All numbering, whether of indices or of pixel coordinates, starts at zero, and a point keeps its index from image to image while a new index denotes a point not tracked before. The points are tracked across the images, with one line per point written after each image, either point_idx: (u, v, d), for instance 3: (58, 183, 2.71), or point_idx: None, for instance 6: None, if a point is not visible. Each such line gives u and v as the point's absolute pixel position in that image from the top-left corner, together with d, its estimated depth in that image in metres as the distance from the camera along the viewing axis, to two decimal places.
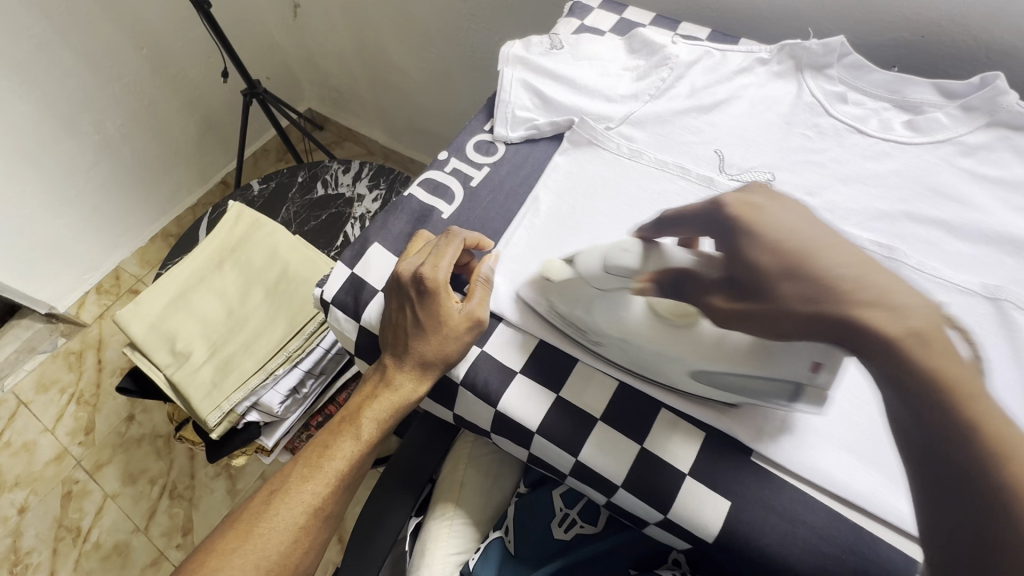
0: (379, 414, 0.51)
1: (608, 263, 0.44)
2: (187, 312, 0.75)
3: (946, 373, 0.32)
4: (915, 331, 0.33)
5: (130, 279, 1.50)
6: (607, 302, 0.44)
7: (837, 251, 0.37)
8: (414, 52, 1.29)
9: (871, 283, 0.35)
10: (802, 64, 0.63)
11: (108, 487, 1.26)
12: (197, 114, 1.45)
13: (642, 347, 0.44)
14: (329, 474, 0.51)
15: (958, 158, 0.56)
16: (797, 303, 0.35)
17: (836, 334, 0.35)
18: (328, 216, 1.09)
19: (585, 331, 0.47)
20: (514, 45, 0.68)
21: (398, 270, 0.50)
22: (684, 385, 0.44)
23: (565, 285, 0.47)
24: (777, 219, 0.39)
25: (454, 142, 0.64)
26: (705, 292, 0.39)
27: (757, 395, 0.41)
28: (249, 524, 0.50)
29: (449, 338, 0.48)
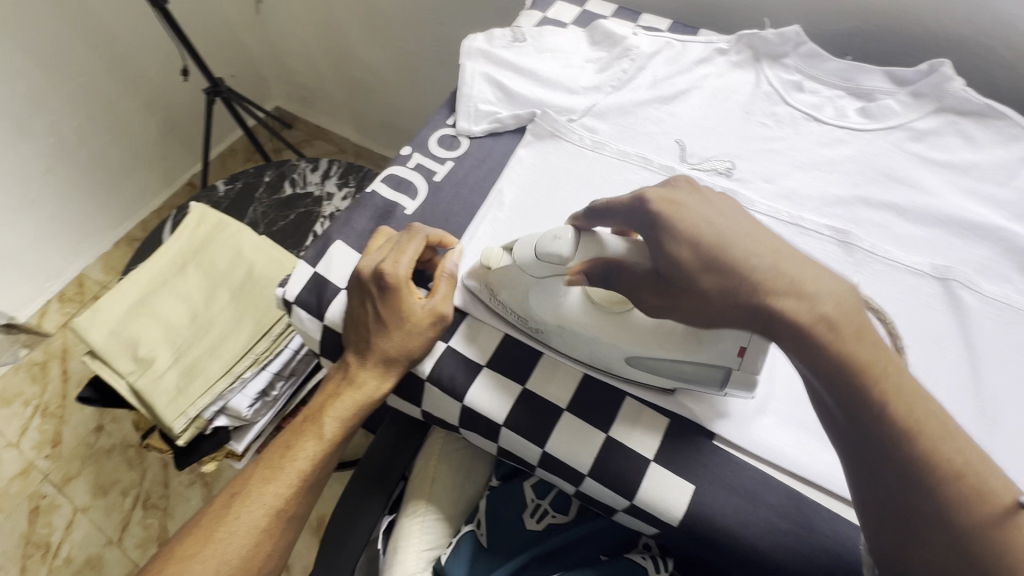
0: (343, 413, 0.51)
1: (540, 250, 0.43)
2: (149, 317, 0.73)
3: (856, 358, 0.32)
4: (827, 317, 0.33)
5: (94, 285, 1.46)
6: (546, 291, 0.46)
7: (749, 238, 0.37)
8: (382, 48, 1.28)
9: (779, 273, 0.35)
10: (759, 53, 0.64)
11: (77, 500, 1.23)
12: (158, 114, 1.41)
13: (579, 334, 0.46)
14: (292, 474, 0.50)
15: (909, 143, 0.58)
16: (715, 294, 0.36)
17: (753, 324, 0.35)
18: (297, 216, 1.07)
19: (524, 319, 0.48)
20: (475, 38, 0.67)
21: (358, 267, 0.49)
22: (620, 369, 0.47)
23: (503, 274, 0.47)
24: (693, 212, 0.39)
25: (417, 137, 0.63)
26: (635, 290, 0.41)
27: (688, 378, 0.44)
28: (209, 529, 0.49)
29: (412, 335, 0.48)
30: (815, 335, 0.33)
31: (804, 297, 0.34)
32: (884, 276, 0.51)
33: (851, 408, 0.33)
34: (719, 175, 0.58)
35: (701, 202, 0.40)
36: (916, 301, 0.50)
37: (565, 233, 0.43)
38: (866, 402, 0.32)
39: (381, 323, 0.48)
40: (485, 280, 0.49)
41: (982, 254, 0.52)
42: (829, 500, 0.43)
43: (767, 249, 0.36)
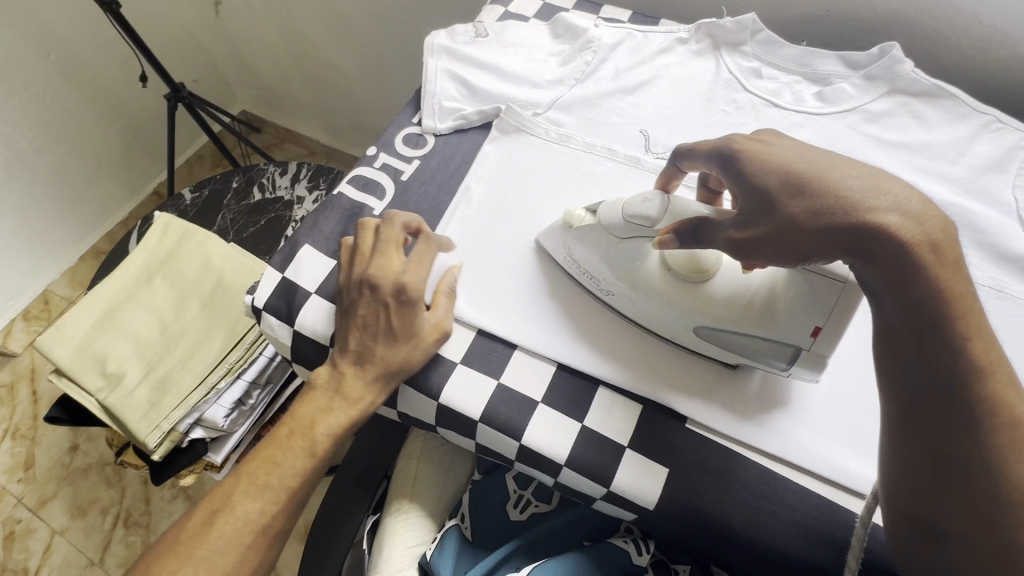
0: (336, 427, 0.49)
1: (629, 212, 0.45)
2: (116, 331, 0.71)
3: (948, 284, 0.33)
4: (931, 240, 0.33)
5: (60, 302, 1.41)
6: (627, 253, 0.47)
7: (846, 165, 0.36)
8: (347, 47, 1.26)
9: (883, 193, 0.34)
10: (718, 42, 0.65)
11: (55, 522, 1.19)
12: (118, 122, 1.37)
13: (651, 301, 0.47)
14: (280, 490, 0.49)
15: (864, 125, 0.60)
16: (805, 219, 0.35)
17: (845, 243, 0.34)
18: (267, 221, 1.05)
19: (596, 282, 0.50)
20: (437, 35, 0.67)
21: (369, 273, 0.48)
22: (687, 338, 0.48)
23: (585, 236, 0.49)
24: (783, 149, 0.39)
25: (383, 136, 0.63)
26: (724, 225, 0.39)
27: (754, 354, 0.45)
28: (190, 546, 0.47)
29: (414, 350, 0.48)
30: (919, 255, 0.32)
31: (909, 218, 0.33)
32: None
33: (922, 330, 0.34)
34: None
35: (789, 142, 0.40)
36: None
37: (654, 197, 0.44)
38: (942, 325, 0.33)
39: (386, 335, 0.48)
40: (564, 240, 0.51)
41: None
42: (796, 474, 0.45)
43: (868, 175, 0.35)
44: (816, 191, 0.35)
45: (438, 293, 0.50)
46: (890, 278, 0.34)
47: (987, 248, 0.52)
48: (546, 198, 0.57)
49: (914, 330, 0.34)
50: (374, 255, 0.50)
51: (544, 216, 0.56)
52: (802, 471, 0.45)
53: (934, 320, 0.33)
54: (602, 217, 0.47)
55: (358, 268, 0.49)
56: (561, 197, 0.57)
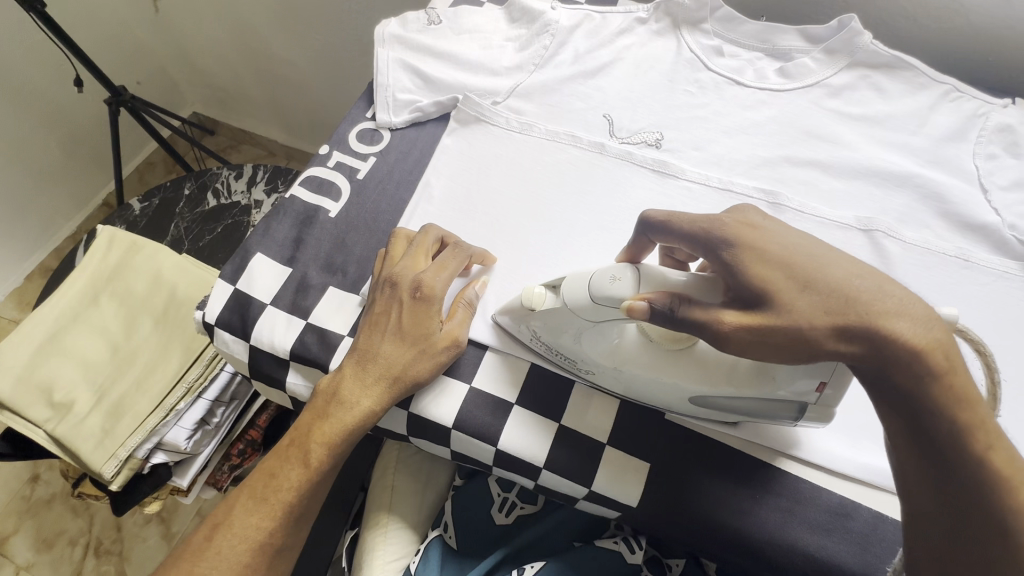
0: (330, 436, 0.45)
1: (597, 293, 0.39)
2: (63, 356, 0.66)
3: (964, 391, 0.31)
4: (943, 347, 0.31)
5: (8, 325, 1.34)
6: (600, 334, 0.42)
7: (844, 258, 0.34)
8: (299, 41, 1.20)
9: (889, 296, 0.32)
10: (678, 20, 0.63)
11: (18, 558, 1.13)
12: (57, 131, 1.29)
13: (638, 376, 0.42)
14: (280, 504, 0.46)
15: (827, 100, 0.59)
16: (816, 316, 0.32)
17: (860, 348, 0.31)
18: (224, 228, 1.00)
19: (572, 361, 0.45)
20: (387, 23, 0.64)
21: (392, 272, 0.47)
22: (680, 407, 0.44)
23: (551, 315, 0.42)
24: (777, 235, 0.35)
25: (336, 133, 0.59)
26: (712, 309, 0.34)
27: (757, 412, 0.41)
28: (190, 563, 0.45)
29: (423, 355, 0.45)
30: (930, 359, 0.30)
31: (918, 321, 0.31)
32: (812, 232, 0.52)
33: (947, 441, 0.32)
34: (649, 146, 0.57)
35: (777, 224, 0.37)
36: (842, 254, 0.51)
37: (624, 273, 0.38)
38: (966, 436, 0.31)
39: (399, 336, 0.45)
40: (525, 319, 0.45)
41: (902, 203, 0.54)
42: (777, 458, 0.44)
43: (865, 269, 0.33)
44: (814, 270, 0.33)
45: (456, 304, 0.48)
46: (911, 391, 0.31)
47: (951, 218, 0.53)
48: (511, 190, 0.55)
49: (941, 442, 0.32)
50: (399, 258, 0.48)
51: (510, 211, 0.54)
52: (783, 456, 0.44)
53: (959, 431, 0.31)
54: (566, 297, 0.41)
55: (386, 268, 0.48)
56: (526, 189, 0.55)
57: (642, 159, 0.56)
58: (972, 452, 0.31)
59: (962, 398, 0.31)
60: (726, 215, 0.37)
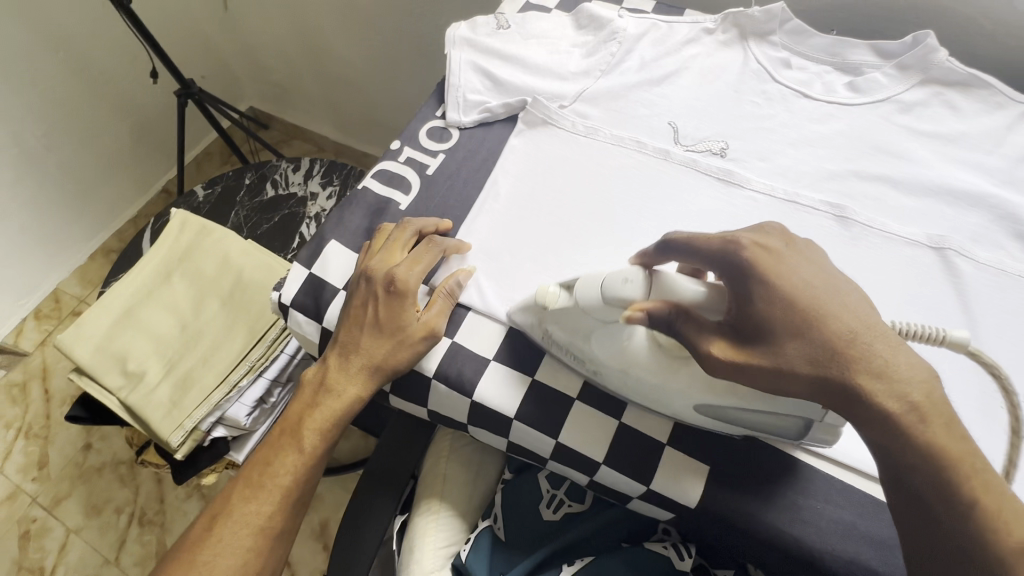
0: (322, 421, 0.49)
1: (609, 294, 0.39)
2: (137, 329, 0.70)
3: (942, 447, 0.33)
4: (920, 410, 0.33)
5: (71, 300, 1.41)
6: (612, 333, 0.42)
7: (844, 307, 0.35)
8: (358, 41, 1.25)
9: (872, 354, 0.33)
10: (746, 32, 0.64)
11: (69, 521, 1.19)
12: (127, 120, 1.36)
13: (644, 381, 0.42)
14: (276, 489, 0.49)
15: (898, 115, 0.59)
16: (804, 365, 0.35)
17: (834, 400, 0.34)
18: (280, 218, 1.04)
19: (581, 358, 0.45)
20: (458, 27, 0.66)
21: (366, 268, 0.49)
22: (686, 414, 0.43)
23: (563, 313, 0.43)
24: (793, 268, 0.36)
25: (407, 129, 0.62)
26: (701, 338, 0.37)
27: (760, 426, 0.42)
28: (193, 551, 0.47)
29: (404, 345, 0.47)
30: (903, 419, 0.33)
31: (902, 380, 0.33)
32: (881, 248, 0.52)
33: (929, 492, 0.34)
34: (713, 155, 0.58)
35: (798, 255, 0.37)
36: (911, 270, 0.51)
37: (636, 275, 0.39)
38: (946, 489, 0.33)
39: (377, 328, 0.48)
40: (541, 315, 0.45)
41: (975, 222, 0.53)
42: (840, 472, 0.44)
43: (864, 326, 0.34)
44: (813, 310, 0.35)
45: (435, 295, 0.49)
46: (881, 443, 0.34)
47: None
48: (575, 192, 0.56)
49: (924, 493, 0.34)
50: (376, 252, 0.50)
51: (573, 213, 0.55)
52: (845, 470, 0.44)
53: (938, 484, 0.33)
54: (578, 295, 0.41)
55: (363, 262, 0.50)
56: (590, 193, 0.56)
57: (707, 167, 0.56)
58: (948, 501, 0.33)
59: (944, 456, 0.33)
60: (741, 237, 0.37)
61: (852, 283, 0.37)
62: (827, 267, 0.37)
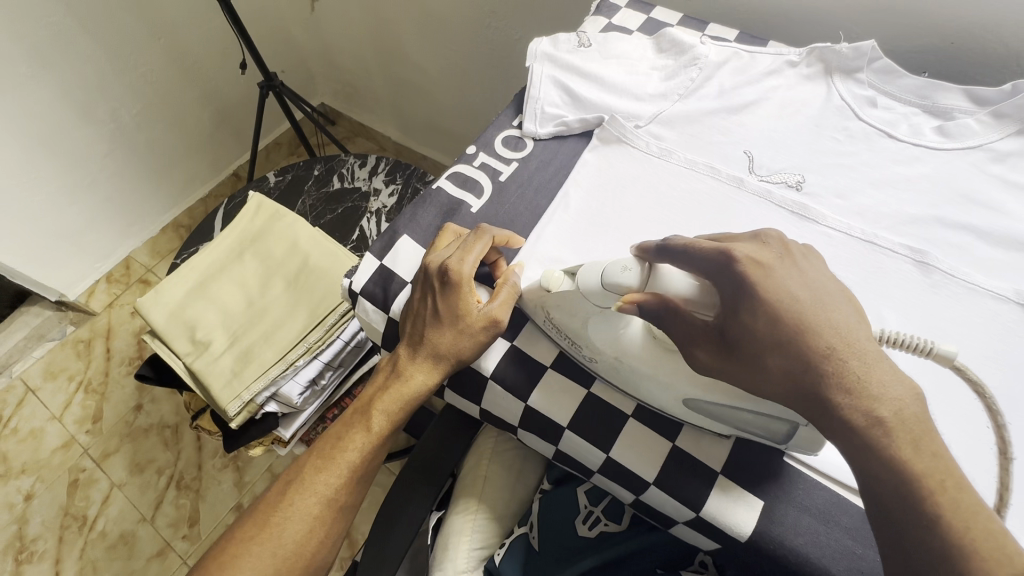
0: (391, 406, 0.51)
1: (607, 280, 0.41)
2: (208, 301, 0.74)
3: (910, 461, 0.33)
4: (888, 425, 0.33)
5: (140, 268, 1.51)
6: (608, 322, 0.44)
7: (833, 322, 0.36)
8: (433, 49, 1.29)
9: (847, 373, 0.34)
10: (831, 67, 0.63)
11: (114, 476, 1.26)
12: (210, 105, 1.45)
13: (639, 371, 0.44)
14: (342, 465, 0.51)
15: (989, 164, 0.56)
16: (779, 374, 0.37)
17: (809, 411, 0.36)
18: (344, 210, 1.08)
19: (577, 345, 0.46)
20: (541, 42, 0.69)
21: (426, 261, 0.50)
22: (676, 410, 0.45)
23: (564, 299, 0.45)
24: (785, 282, 0.37)
25: (483, 136, 0.64)
26: (688, 339, 0.40)
27: (745, 426, 0.42)
28: (265, 515, 0.50)
29: (469, 336, 0.48)
30: (875, 438, 0.34)
31: (887, 399, 0.34)
32: (964, 300, 0.50)
33: (907, 513, 0.33)
34: (788, 188, 0.57)
35: (794, 266, 0.38)
36: (996, 327, 0.48)
37: (635, 264, 0.41)
38: (910, 505, 0.33)
39: (438, 318, 0.48)
40: (542, 302, 0.47)
41: None
42: None
43: (844, 341, 0.35)
44: (800, 324, 0.36)
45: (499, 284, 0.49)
46: (852, 462, 0.35)
47: None
48: (645, 210, 0.56)
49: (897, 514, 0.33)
50: (440, 248, 0.52)
51: (640, 230, 0.55)
52: None
53: (907, 501, 0.33)
54: (580, 282, 0.43)
55: (425, 258, 0.51)
56: (660, 212, 0.56)
57: (780, 200, 0.56)
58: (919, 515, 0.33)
59: (911, 471, 0.33)
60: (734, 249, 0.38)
61: (847, 297, 0.38)
62: (827, 279, 0.38)
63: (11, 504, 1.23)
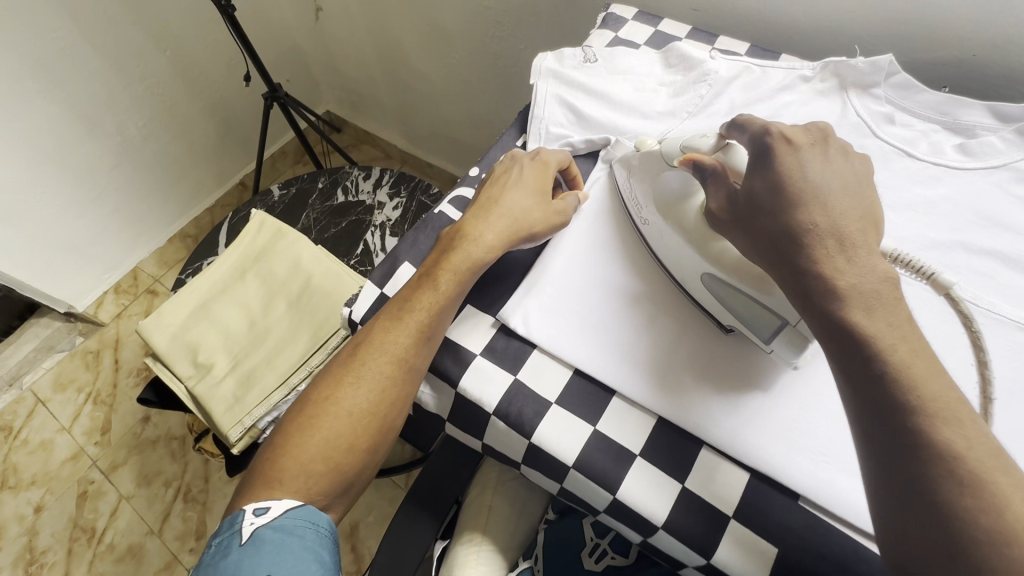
0: (460, 267, 0.49)
1: (686, 144, 0.50)
2: (209, 323, 0.74)
3: (859, 323, 0.35)
4: (842, 293, 0.36)
5: (148, 279, 1.52)
6: (681, 185, 0.51)
7: (827, 206, 0.39)
8: (438, 58, 1.28)
9: (819, 246, 0.38)
10: (847, 81, 0.61)
11: (122, 488, 1.27)
12: (216, 115, 1.45)
13: (675, 240, 0.50)
14: (413, 323, 0.47)
15: (1014, 185, 0.54)
16: (765, 239, 0.41)
17: (782, 272, 0.40)
18: (348, 223, 1.07)
19: (638, 207, 0.53)
20: (546, 57, 0.67)
21: (513, 152, 0.58)
22: (692, 285, 0.49)
23: (645, 157, 0.54)
24: (798, 165, 0.41)
25: (486, 157, 0.63)
26: (711, 200, 0.47)
27: (746, 321, 0.45)
28: (340, 374, 0.48)
29: (546, 209, 0.53)
30: (840, 301, 0.36)
31: (863, 275, 0.37)
32: (989, 331, 0.47)
33: (870, 380, 0.34)
34: None
35: (816, 158, 0.42)
36: None
37: (714, 137, 0.48)
38: (864, 370, 0.35)
39: (521, 187, 0.54)
40: (627, 166, 0.55)
41: None
42: None
43: (830, 224, 0.39)
44: (800, 197, 0.40)
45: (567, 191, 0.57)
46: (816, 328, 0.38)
47: None
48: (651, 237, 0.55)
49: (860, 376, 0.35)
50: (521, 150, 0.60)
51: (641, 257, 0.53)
52: None
53: (862, 363, 0.35)
54: (664, 145, 0.52)
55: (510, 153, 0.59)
56: None
57: None
58: (882, 383, 0.34)
59: (865, 333, 0.35)
60: (774, 126, 0.44)
61: (869, 207, 0.41)
62: (855, 182, 0.41)
63: (21, 517, 1.24)
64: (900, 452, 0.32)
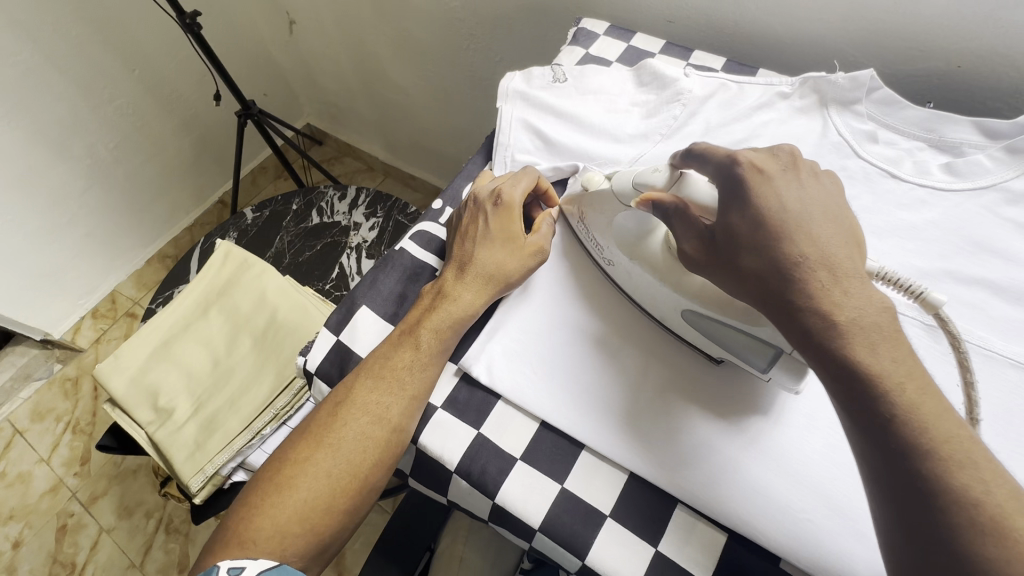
0: (442, 325, 0.46)
1: (638, 179, 0.46)
2: (171, 364, 0.71)
3: (865, 361, 0.32)
4: (845, 331, 0.33)
5: (126, 302, 1.49)
6: (640, 223, 0.48)
7: (815, 233, 0.36)
8: (414, 70, 1.25)
9: (813, 280, 0.35)
10: (826, 98, 0.57)
11: (103, 520, 1.24)
12: (191, 133, 1.42)
13: (644, 278, 0.47)
14: (397, 382, 0.44)
15: (1004, 207, 0.51)
16: (753, 272, 0.37)
17: (773, 308, 0.36)
18: (323, 246, 1.04)
19: (600, 248, 0.51)
20: (513, 77, 0.64)
21: (476, 189, 0.53)
22: (673, 322, 0.46)
23: (598, 197, 0.50)
24: (778, 193, 0.38)
25: (450, 187, 0.60)
26: (684, 236, 0.42)
27: (735, 350, 0.43)
28: (316, 434, 0.43)
29: (522, 255, 0.50)
30: (839, 339, 0.33)
31: (862, 308, 0.33)
32: (980, 370, 0.44)
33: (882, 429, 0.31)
34: None
35: (789, 184, 0.39)
36: (1021, 402, 0.43)
37: (665, 168, 0.45)
38: (873, 418, 0.32)
39: (490, 239, 0.50)
40: (580, 207, 0.53)
41: None
42: None
43: (820, 255, 0.35)
44: (784, 229, 0.37)
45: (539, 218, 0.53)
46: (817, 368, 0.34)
47: None
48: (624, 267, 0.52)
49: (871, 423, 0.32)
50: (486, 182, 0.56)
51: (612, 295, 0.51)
52: None
53: (869, 410, 0.32)
54: (615, 181, 0.49)
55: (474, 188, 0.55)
56: None
57: None
58: (897, 433, 0.31)
59: (869, 373, 0.32)
60: (742, 155, 0.40)
61: (849, 225, 0.38)
62: (831, 203, 0.39)
63: None
64: (919, 510, 0.30)
